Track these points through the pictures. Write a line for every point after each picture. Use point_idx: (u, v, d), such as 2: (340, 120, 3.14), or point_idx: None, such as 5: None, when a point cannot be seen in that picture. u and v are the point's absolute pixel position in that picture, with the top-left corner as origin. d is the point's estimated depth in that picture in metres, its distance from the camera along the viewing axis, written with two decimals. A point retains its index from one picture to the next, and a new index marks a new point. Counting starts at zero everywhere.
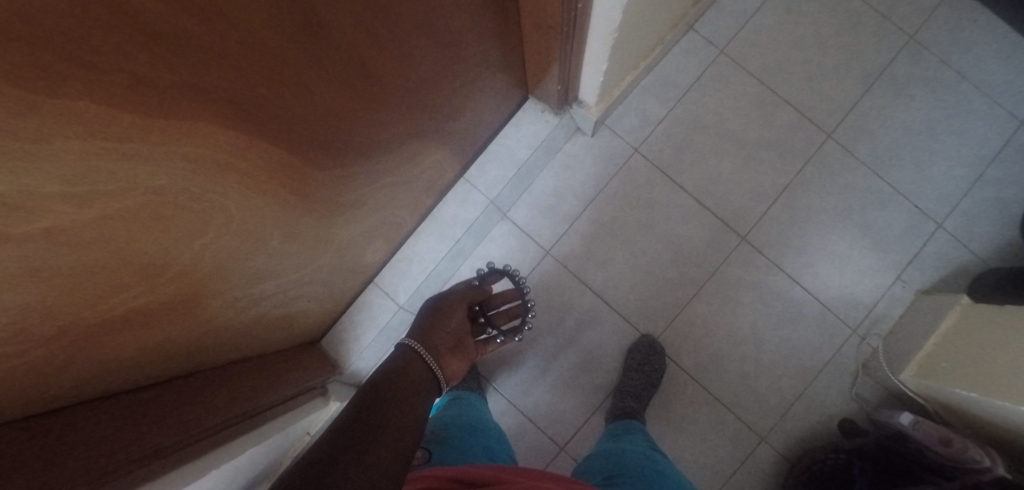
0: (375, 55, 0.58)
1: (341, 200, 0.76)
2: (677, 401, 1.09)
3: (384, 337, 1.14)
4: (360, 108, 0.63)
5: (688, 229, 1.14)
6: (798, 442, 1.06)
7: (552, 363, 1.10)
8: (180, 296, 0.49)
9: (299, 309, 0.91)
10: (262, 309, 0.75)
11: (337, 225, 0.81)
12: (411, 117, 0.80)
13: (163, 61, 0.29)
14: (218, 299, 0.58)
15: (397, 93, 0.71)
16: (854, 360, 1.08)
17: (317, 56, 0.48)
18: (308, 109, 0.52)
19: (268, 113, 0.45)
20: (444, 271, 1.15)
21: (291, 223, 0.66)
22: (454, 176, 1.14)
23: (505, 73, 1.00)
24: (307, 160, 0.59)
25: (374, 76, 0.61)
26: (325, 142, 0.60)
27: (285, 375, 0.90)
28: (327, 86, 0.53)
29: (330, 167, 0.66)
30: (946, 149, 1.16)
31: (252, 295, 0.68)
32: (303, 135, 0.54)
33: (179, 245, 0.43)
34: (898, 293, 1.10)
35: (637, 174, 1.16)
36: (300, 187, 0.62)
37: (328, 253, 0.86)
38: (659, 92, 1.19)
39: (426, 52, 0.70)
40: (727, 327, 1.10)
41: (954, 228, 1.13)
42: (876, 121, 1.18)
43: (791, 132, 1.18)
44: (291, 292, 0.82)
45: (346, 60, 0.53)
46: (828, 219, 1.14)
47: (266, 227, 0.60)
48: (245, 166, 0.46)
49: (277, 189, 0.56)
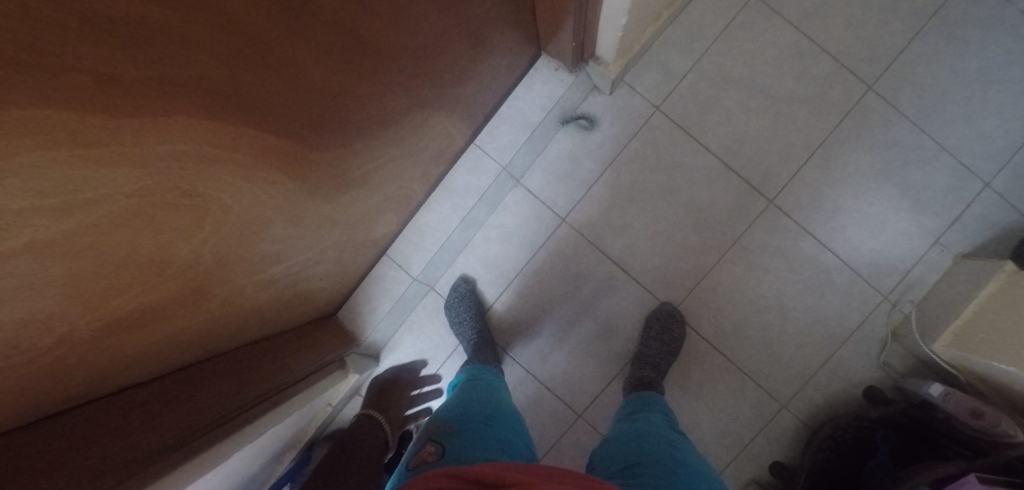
0: (365, 22, 0.53)
1: (344, 176, 0.73)
2: (695, 368, 1.08)
3: (401, 308, 1.14)
4: (354, 81, 0.59)
5: (713, 194, 1.07)
6: (818, 408, 1.06)
7: (569, 332, 1.09)
8: (183, 289, 0.48)
9: (313, 286, 0.91)
10: (274, 290, 0.75)
11: (342, 202, 0.79)
12: (412, 86, 0.75)
13: (123, 54, 0.25)
14: (226, 286, 0.58)
15: (394, 63, 0.66)
16: (882, 327, 1.05)
17: (301, 31, 0.44)
18: (298, 89, 0.49)
19: (251, 96, 0.41)
20: (458, 241, 1.11)
21: (295, 203, 0.64)
22: (464, 143, 1.08)
23: (514, 30, 0.92)
24: (304, 142, 0.56)
25: (368, 45, 0.57)
26: (319, 121, 0.57)
27: (298, 352, 0.92)
28: (313, 61, 0.49)
29: (328, 146, 0.63)
30: (1005, 99, 1.04)
31: (262, 277, 0.68)
32: (296, 117, 0.51)
33: (172, 242, 0.42)
34: (935, 258, 1.05)
35: (658, 135, 1.09)
36: (297, 170, 0.59)
37: (337, 230, 0.84)
38: (683, 44, 1.08)
39: (424, 15, 0.64)
40: (749, 295, 1.07)
41: (1003, 187, 1.04)
42: (927, 69, 1.06)
43: (829, 84, 1.07)
44: (303, 271, 0.81)
45: (331, 29, 0.48)
46: (864, 181, 1.06)
47: (267, 213, 0.58)
48: (234, 156, 0.44)
49: (275, 173, 0.54)
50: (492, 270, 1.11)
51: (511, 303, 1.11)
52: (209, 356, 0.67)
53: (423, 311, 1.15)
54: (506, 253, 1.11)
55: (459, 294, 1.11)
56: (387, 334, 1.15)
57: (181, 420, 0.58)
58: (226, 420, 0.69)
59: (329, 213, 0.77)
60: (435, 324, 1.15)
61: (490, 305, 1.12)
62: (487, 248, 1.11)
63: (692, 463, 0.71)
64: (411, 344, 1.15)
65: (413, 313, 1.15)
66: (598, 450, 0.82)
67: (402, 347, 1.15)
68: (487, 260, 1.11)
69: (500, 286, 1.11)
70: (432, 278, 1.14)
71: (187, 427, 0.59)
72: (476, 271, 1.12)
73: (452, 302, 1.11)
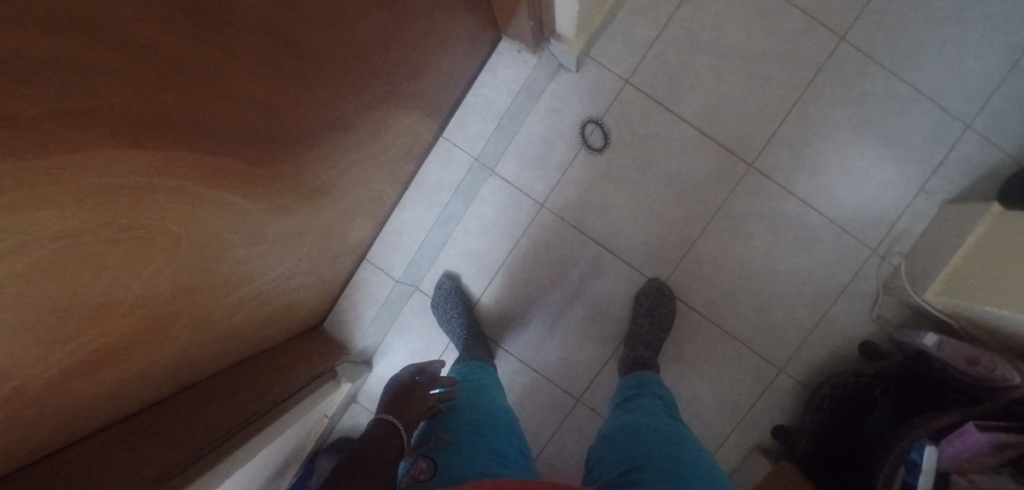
0: (293, 23, 0.50)
1: (303, 184, 0.70)
2: (690, 342, 1.07)
3: (387, 312, 1.11)
4: (294, 86, 0.56)
5: (691, 164, 1.05)
6: (815, 368, 1.06)
7: (559, 319, 1.08)
8: (145, 323, 0.47)
9: (292, 300, 0.89)
10: (248, 310, 0.73)
11: (307, 211, 0.76)
12: (362, 86, 0.72)
13: (25, 93, 0.22)
14: (192, 314, 0.56)
15: (337, 64, 0.63)
16: (873, 282, 1.05)
17: (226, 44, 0.41)
18: (234, 106, 0.46)
19: (177, 115, 0.38)
20: (437, 238, 1.09)
21: (254, 219, 0.61)
22: (432, 138, 1.05)
23: (468, 13, 0.88)
24: (249, 160, 0.54)
25: (303, 50, 0.54)
26: (263, 133, 0.54)
27: (283, 370, 0.90)
28: (244, 70, 0.45)
29: (278, 159, 0.60)
30: (979, 37, 1.01)
31: (233, 298, 0.66)
32: (235, 135, 0.49)
33: (122, 277, 0.40)
34: (921, 206, 1.03)
35: (631, 109, 1.05)
36: (248, 187, 0.56)
37: (307, 240, 0.82)
38: (647, 11, 1.05)
39: (358, 10, 0.61)
40: (737, 263, 1.05)
41: (983, 127, 1.02)
42: (897, 13, 1.03)
43: (800, 39, 1.04)
44: (277, 284, 0.79)
45: (258, 34, 0.45)
46: (843, 134, 1.03)
47: (225, 233, 0.55)
48: (171, 183, 0.41)
49: (222, 195, 0.51)
50: (475, 264, 1.09)
51: (498, 295, 1.09)
52: (187, 385, 0.65)
53: (410, 313, 1.13)
54: (487, 245, 1.08)
55: (444, 292, 1.08)
56: (376, 340, 1.13)
57: (160, 455, 0.56)
58: (209, 448, 0.67)
59: (294, 225, 0.74)
60: (424, 324, 1.13)
61: (477, 299, 1.10)
62: (468, 243, 1.09)
63: (693, 455, 0.69)
64: (402, 347, 1.14)
65: (400, 316, 1.13)
66: (594, 448, 0.78)
67: (393, 351, 1.14)
68: (469, 255, 1.09)
69: (485, 279, 1.09)
70: (415, 279, 1.11)
71: (166, 459, 0.57)
72: (460, 267, 1.10)
73: (438, 301, 1.08)
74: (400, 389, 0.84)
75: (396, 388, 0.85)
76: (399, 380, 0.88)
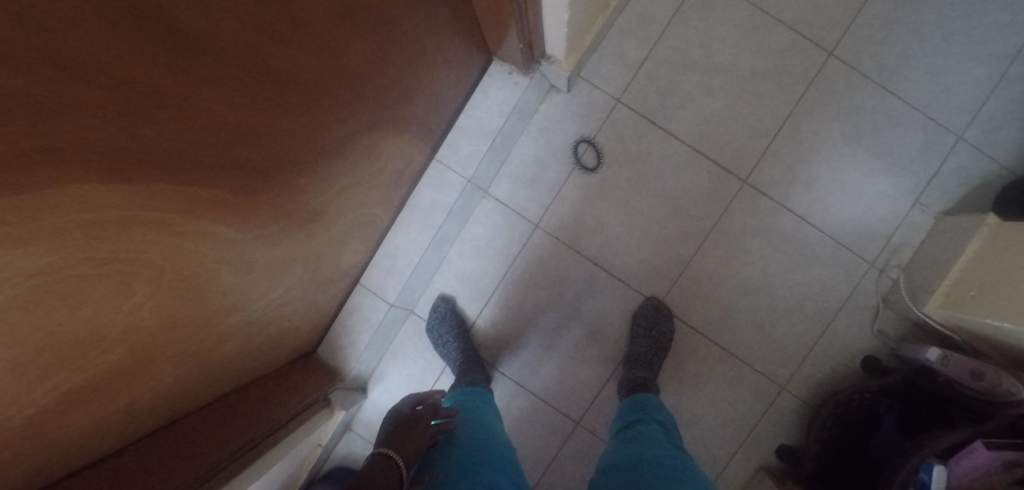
0: (278, 53, 0.49)
1: (292, 213, 0.70)
2: (690, 360, 1.05)
3: (382, 337, 1.09)
4: (281, 115, 0.55)
5: (685, 181, 1.05)
6: (818, 385, 1.04)
7: (556, 340, 1.06)
8: (128, 359, 0.45)
9: (283, 327, 0.88)
10: (237, 341, 0.72)
11: (297, 238, 0.75)
12: (353, 111, 0.71)
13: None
14: (176, 349, 0.54)
15: (325, 92, 0.62)
16: (872, 296, 1.03)
17: (213, 76, 0.41)
18: (220, 137, 0.46)
19: (156, 150, 0.37)
20: (432, 261, 1.08)
21: (241, 250, 0.60)
22: (425, 160, 1.04)
23: (458, 36, 0.89)
24: (236, 189, 0.53)
25: (292, 79, 0.54)
26: (246, 162, 0.53)
27: (274, 399, 0.88)
28: (228, 102, 0.44)
29: (264, 187, 0.59)
30: (966, 50, 1.02)
31: (221, 330, 0.64)
32: (221, 164, 0.48)
33: (102, 311, 0.39)
34: (917, 219, 1.02)
35: (623, 127, 1.05)
36: (230, 218, 0.54)
37: (297, 267, 0.80)
38: (636, 31, 1.06)
39: (344, 38, 0.60)
40: (735, 279, 1.04)
41: (976, 138, 1.02)
42: (884, 28, 1.04)
43: (789, 56, 1.04)
44: (267, 314, 0.77)
45: (242, 65, 0.44)
46: (836, 149, 1.03)
47: (208, 265, 0.54)
48: (152, 215, 0.40)
49: (208, 226, 0.50)
50: (470, 285, 1.08)
51: (494, 317, 1.08)
52: (172, 419, 0.63)
53: (405, 337, 1.11)
54: (482, 266, 1.07)
55: (439, 314, 1.07)
56: (371, 364, 1.11)
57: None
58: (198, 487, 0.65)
59: (284, 254, 0.73)
60: (419, 347, 1.11)
61: (473, 321, 1.08)
62: (462, 264, 1.08)
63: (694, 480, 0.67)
64: (397, 371, 1.11)
65: (395, 340, 1.11)
66: (594, 478, 0.75)
67: (388, 376, 1.11)
68: (464, 276, 1.08)
69: (481, 301, 1.08)
70: (410, 302, 1.10)
71: None
72: (455, 289, 1.08)
73: (433, 324, 1.07)
74: (398, 422, 0.74)
75: (393, 421, 0.75)
76: (398, 411, 0.78)
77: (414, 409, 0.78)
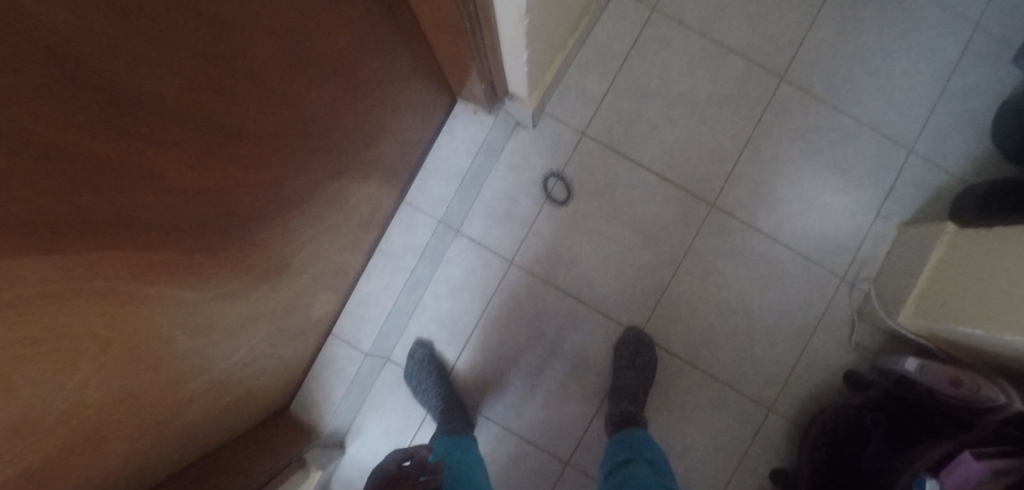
0: (234, 113, 0.46)
1: (251, 273, 0.67)
2: (676, 388, 1.04)
3: (358, 388, 1.05)
4: (235, 175, 0.51)
5: (655, 208, 1.06)
6: (804, 403, 1.03)
7: (539, 378, 1.04)
8: (65, 450, 0.41)
9: (252, 389, 0.83)
10: (198, 416, 0.67)
11: (259, 299, 0.72)
12: (315, 159, 0.69)
13: None
14: (119, 439, 0.50)
15: (283, 145, 0.59)
16: (846, 309, 1.05)
17: (173, 140, 0.38)
18: (172, 200, 0.42)
19: (96, 235, 0.33)
20: (406, 305, 1.05)
21: (194, 322, 0.56)
22: (394, 203, 1.03)
23: (421, 81, 0.89)
24: (184, 252, 0.48)
25: (253, 134, 0.51)
26: (195, 228, 0.48)
27: (249, 461, 0.81)
28: (180, 170, 0.41)
29: (216, 245, 0.55)
30: (905, 69, 1.08)
31: (176, 407, 0.60)
32: (170, 228, 0.43)
33: (36, 400, 0.34)
34: (880, 231, 1.05)
35: (590, 159, 1.07)
36: (175, 288, 0.49)
37: (263, 326, 0.77)
38: (596, 66, 1.08)
39: (301, 89, 0.58)
40: (712, 302, 1.04)
41: (925, 151, 1.06)
42: (829, 53, 1.09)
43: (743, 82, 1.08)
44: (231, 380, 0.73)
45: (198, 131, 0.41)
46: (796, 169, 1.06)
47: (156, 344, 0.50)
48: (85, 293, 0.35)
49: (148, 295, 0.45)
50: (448, 328, 1.05)
51: (474, 358, 1.05)
52: None
53: (383, 386, 1.07)
54: (458, 307, 1.05)
55: (417, 361, 1.03)
56: (348, 418, 1.06)
57: None
58: None
59: (244, 317, 0.70)
60: (398, 396, 1.07)
61: (452, 365, 1.05)
62: (438, 306, 1.05)
63: None
64: (377, 423, 1.07)
65: (373, 390, 1.07)
66: None
67: (367, 428, 1.06)
68: (441, 319, 1.05)
69: (459, 343, 1.05)
70: (386, 349, 1.06)
71: None
72: (432, 332, 1.05)
73: (411, 371, 1.03)
74: (383, 484, 0.67)
75: (379, 484, 0.67)
76: (384, 472, 0.71)
77: (402, 468, 0.70)
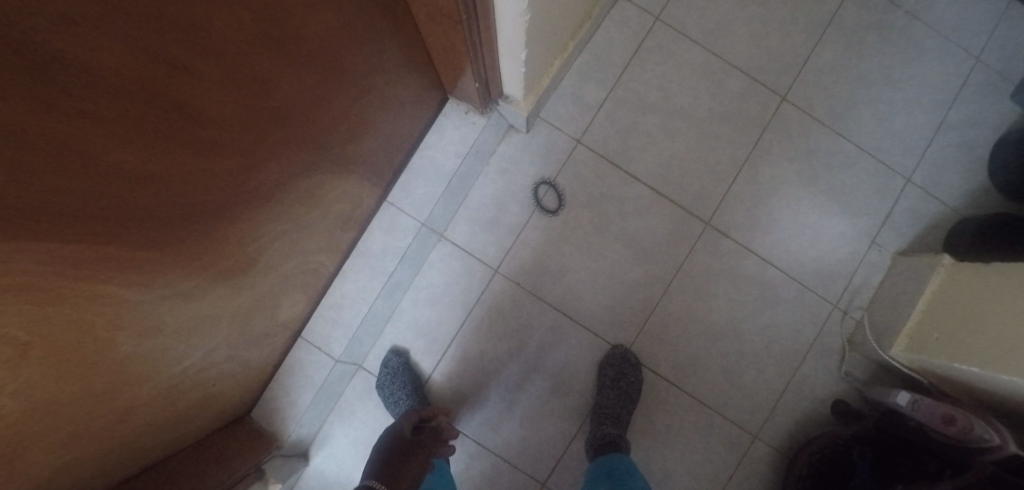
0: (195, 90, 0.40)
1: (215, 270, 0.61)
2: (660, 411, 1.00)
3: (325, 396, 0.99)
4: (192, 161, 0.44)
5: (648, 223, 1.02)
6: (790, 432, 1.00)
7: (519, 393, 0.99)
8: None
9: (209, 395, 0.76)
10: (143, 426, 0.61)
11: (220, 298, 0.66)
12: (299, 149, 0.64)
13: None
14: (43, 454, 0.43)
15: (252, 131, 0.52)
16: (837, 338, 1.02)
17: (131, 120, 0.33)
18: (129, 186, 0.37)
19: (23, 228, 0.27)
20: (383, 310, 1.00)
21: (140, 321, 0.50)
22: (376, 202, 0.98)
23: (413, 76, 0.85)
24: (139, 241, 0.43)
25: (229, 118, 0.47)
26: (135, 219, 0.41)
27: (207, 471, 0.75)
28: (121, 153, 0.34)
29: (178, 235, 0.50)
30: (907, 97, 1.06)
31: (116, 413, 0.53)
32: (123, 216, 0.39)
33: None
34: (874, 259, 1.03)
35: (584, 168, 1.03)
36: (108, 288, 0.42)
37: (223, 329, 0.70)
38: (595, 73, 1.05)
39: (281, 72, 0.52)
40: (702, 323, 1.01)
41: (922, 180, 1.05)
42: (831, 75, 1.07)
43: (744, 99, 1.06)
44: (184, 387, 0.67)
45: (146, 108, 0.34)
46: (793, 191, 1.04)
47: (93, 345, 0.44)
48: (22, 288, 0.31)
49: (96, 289, 0.40)
50: (425, 337, 1.00)
51: (451, 370, 1.00)
52: None
53: (353, 394, 1.01)
54: (438, 316, 1.00)
55: (391, 370, 0.98)
56: (314, 427, 0.99)
57: None
58: None
59: (202, 318, 0.63)
60: (369, 406, 1.01)
61: (428, 376, 1.00)
62: (416, 314, 1.00)
63: None
64: (344, 434, 1.00)
65: (342, 398, 1.01)
66: None
67: (333, 439, 1.00)
68: (418, 327, 1.00)
69: (436, 353, 1.00)
70: (358, 356, 1.01)
71: None
72: (408, 340, 1.00)
73: (384, 381, 0.97)
74: (398, 448, 0.75)
75: (394, 445, 0.76)
76: (398, 429, 0.79)
77: (418, 437, 0.78)
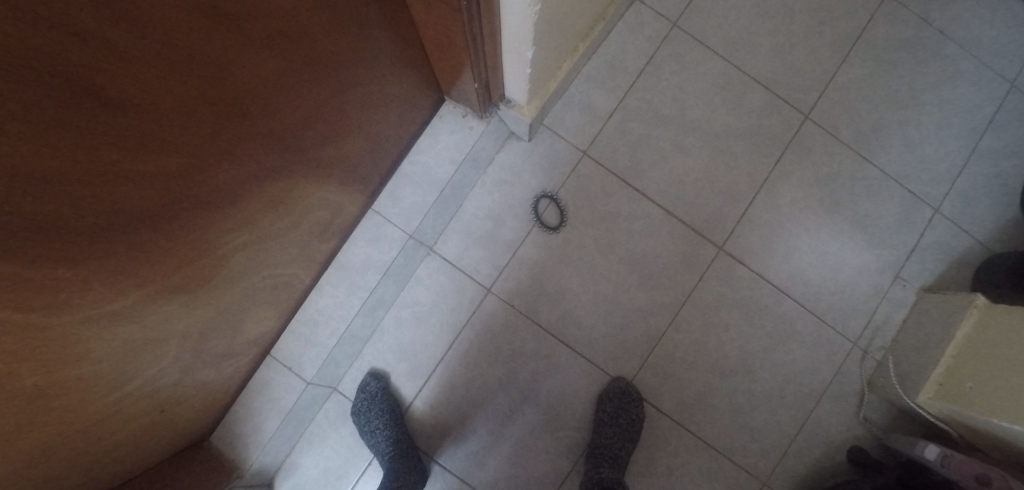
0: (147, 78, 0.31)
1: (169, 287, 0.52)
2: (661, 451, 0.91)
3: (294, 422, 0.90)
4: (137, 164, 0.35)
5: (656, 246, 0.94)
6: (803, 481, 0.91)
7: (508, 426, 0.90)
8: None
9: (164, 424, 0.67)
10: (76, 466, 0.51)
11: (178, 317, 0.56)
12: (266, 145, 0.55)
13: None
14: None
15: (209, 127, 0.43)
16: (856, 379, 0.94)
17: (66, 116, 0.25)
18: (59, 197, 0.29)
19: None
20: (362, 329, 0.91)
21: (78, 350, 0.41)
22: (360, 210, 0.89)
23: (405, 72, 0.76)
24: (73, 260, 0.34)
25: (187, 111, 0.38)
26: (56, 237, 0.31)
27: None
28: (22, 155, 0.23)
29: (123, 250, 0.41)
30: (938, 121, 0.99)
31: (44, 456, 0.44)
32: (52, 234, 0.30)
33: None
34: (898, 294, 0.95)
35: (589, 182, 0.95)
36: (9, 329, 0.31)
37: (182, 351, 0.61)
38: (605, 80, 0.97)
39: (249, 58, 0.42)
40: (711, 356, 0.93)
41: (952, 212, 0.97)
42: (858, 94, 1.00)
43: (765, 115, 0.98)
44: (131, 419, 0.58)
45: (77, 102, 0.26)
46: (813, 217, 0.96)
47: (11, 384, 0.34)
48: None
49: (18, 322, 0.32)
50: (408, 359, 0.91)
51: (434, 398, 0.91)
52: None
53: (325, 420, 0.92)
54: (423, 337, 0.91)
55: (368, 396, 0.88)
56: (280, 455, 0.90)
57: None
58: None
59: (156, 340, 0.54)
60: (342, 433, 0.92)
61: (409, 403, 0.91)
62: (399, 334, 0.92)
63: None
64: (313, 463, 0.91)
65: (313, 424, 0.92)
66: None
67: (301, 469, 0.90)
68: (401, 349, 0.91)
69: (418, 378, 0.91)
70: (333, 378, 0.92)
71: None
72: (390, 363, 0.91)
73: (360, 407, 0.88)
74: None
75: None
76: None
77: None
